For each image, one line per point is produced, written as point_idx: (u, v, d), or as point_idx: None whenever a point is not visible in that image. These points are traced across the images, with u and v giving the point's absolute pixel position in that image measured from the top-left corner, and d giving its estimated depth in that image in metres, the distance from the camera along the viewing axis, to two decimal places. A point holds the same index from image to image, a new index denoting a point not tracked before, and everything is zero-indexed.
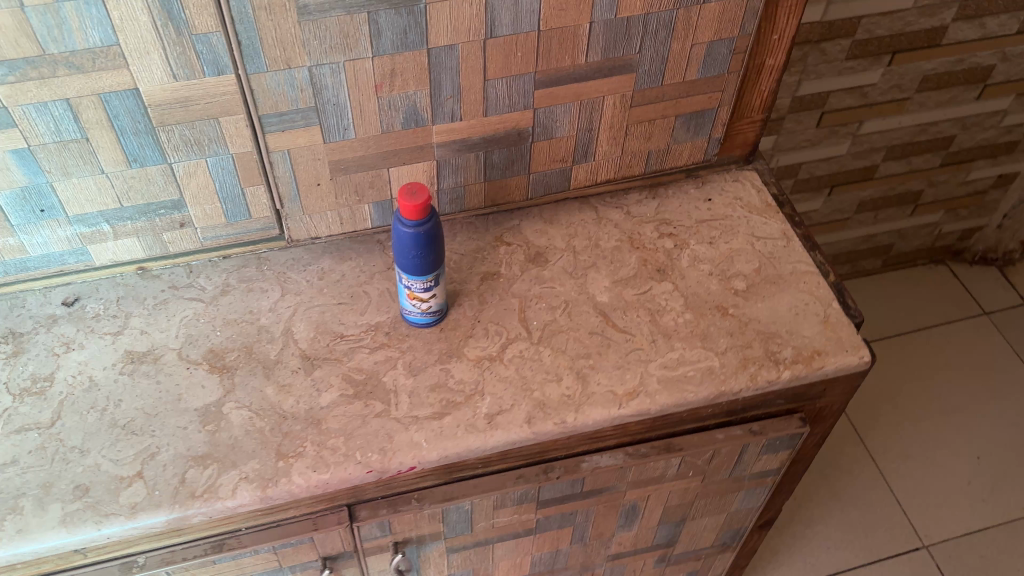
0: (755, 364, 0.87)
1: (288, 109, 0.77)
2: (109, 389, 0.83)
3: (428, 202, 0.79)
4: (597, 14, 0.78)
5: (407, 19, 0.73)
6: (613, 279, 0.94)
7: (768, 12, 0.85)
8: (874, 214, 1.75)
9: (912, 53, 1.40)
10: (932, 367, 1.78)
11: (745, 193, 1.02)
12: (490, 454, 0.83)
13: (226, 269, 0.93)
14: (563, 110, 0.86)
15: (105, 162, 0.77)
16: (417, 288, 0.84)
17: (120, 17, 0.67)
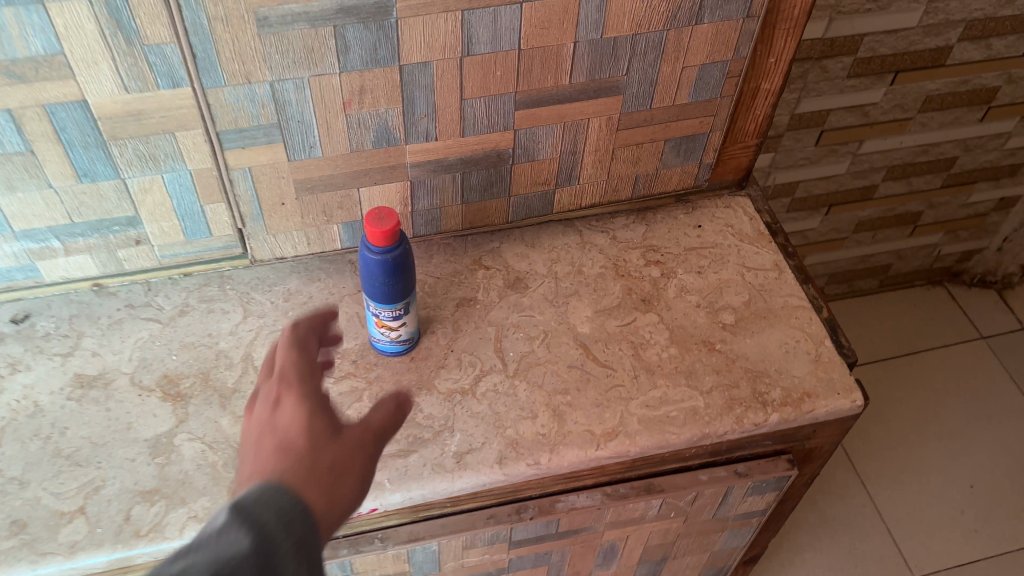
0: (742, 405, 0.82)
1: (249, 125, 0.72)
2: (55, 415, 0.78)
3: (396, 228, 0.74)
4: (582, 33, 0.73)
5: (377, 35, 0.68)
6: (595, 309, 0.89)
7: (765, 34, 0.81)
8: (873, 234, 1.70)
9: (915, 73, 1.35)
10: (926, 391, 1.73)
11: (737, 219, 0.98)
12: (458, 495, 0.78)
13: (186, 288, 0.88)
14: (545, 131, 0.82)
15: (53, 176, 0.72)
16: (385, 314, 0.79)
17: (64, 25, 0.62)
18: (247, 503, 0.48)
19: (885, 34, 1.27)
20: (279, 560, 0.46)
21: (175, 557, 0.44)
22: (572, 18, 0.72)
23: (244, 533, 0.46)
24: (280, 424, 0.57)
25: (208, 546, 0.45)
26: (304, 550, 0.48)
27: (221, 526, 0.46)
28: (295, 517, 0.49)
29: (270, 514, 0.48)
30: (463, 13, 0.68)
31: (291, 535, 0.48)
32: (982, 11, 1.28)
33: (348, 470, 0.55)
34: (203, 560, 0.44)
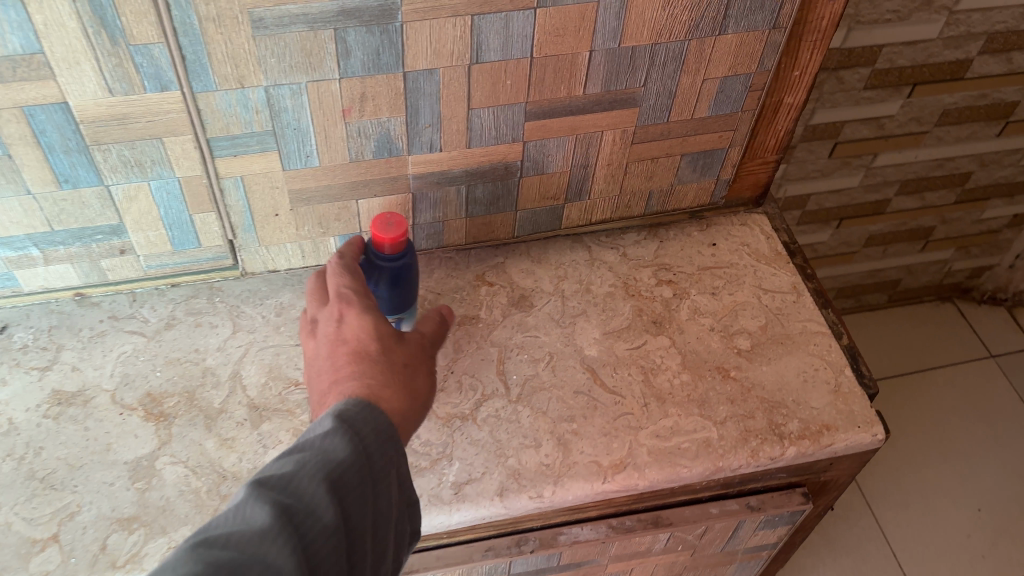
0: (757, 438, 0.77)
1: (241, 133, 0.67)
2: (30, 434, 0.74)
3: (404, 236, 0.71)
4: (599, 41, 0.69)
5: (380, 39, 0.63)
6: (604, 331, 0.85)
7: (790, 45, 0.76)
8: (883, 248, 1.57)
9: (934, 85, 1.24)
10: (933, 412, 1.60)
11: (753, 238, 0.94)
12: (455, 528, 0.74)
13: (173, 300, 0.83)
14: (556, 144, 0.77)
15: (31, 182, 0.68)
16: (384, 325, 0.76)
17: (44, 22, 0.57)
18: (347, 415, 0.55)
19: (904, 45, 1.15)
20: (374, 466, 0.54)
21: (290, 459, 0.51)
22: (589, 25, 0.67)
23: (346, 442, 0.53)
24: (349, 335, 0.63)
25: (316, 450, 0.52)
26: (393, 454, 0.56)
27: (325, 431, 0.54)
28: (385, 427, 0.57)
29: (364, 425, 0.55)
30: (473, 17, 0.64)
31: (385, 446, 0.56)
32: (1006, 23, 1.17)
33: (417, 372, 0.64)
34: (315, 463, 0.51)
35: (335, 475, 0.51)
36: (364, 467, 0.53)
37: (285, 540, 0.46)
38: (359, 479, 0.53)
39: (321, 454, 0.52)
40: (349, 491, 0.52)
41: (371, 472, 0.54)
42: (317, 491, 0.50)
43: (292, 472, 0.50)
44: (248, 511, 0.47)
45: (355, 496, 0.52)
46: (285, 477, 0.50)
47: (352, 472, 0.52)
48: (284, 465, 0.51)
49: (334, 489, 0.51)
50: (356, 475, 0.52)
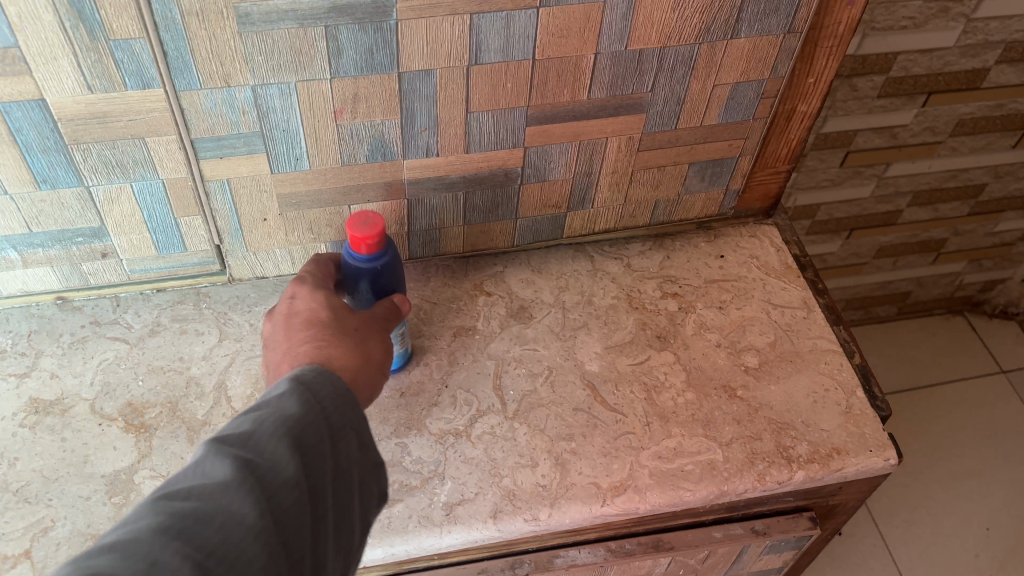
0: (765, 461, 0.74)
1: (227, 134, 0.64)
2: (4, 445, 0.71)
3: (378, 237, 0.66)
4: (605, 44, 0.65)
5: (374, 38, 0.60)
6: (605, 345, 0.81)
7: (805, 51, 0.72)
8: (894, 260, 1.52)
9: (950, 94, 1.20)
10: (943, 429, 1.56)
11: (762, 250, 0.90)
12: (447, 551, 0.70)
13: (159, 305, 0.80)
14: (558, 150, 0.74)
15: (8, 182, 0.65)
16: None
17: (18, 14, 0.54)
18: (304, 377, 0.54)
19: (919, 52, 1.11)
20: (337, 422, 0.53)
21: (248, 418, 0.50)
22: (594, 27, 0.64)
23: (302, 399, 0.52)
24: (301, 308, 0.64)
25: (275, 407, 0.51)
26: (356, 410, 0.55)
27: (285, 389, 0.53)
28: (345, 388, 0.55)
29: (325, 382, 0.54)
30: (472, 17, 0.61)
31: (346, 399, 0.55)
32: None
33: (371, 341, 0.64)
34: (273, 420, 0.50)
35: (295, 431, 0.50)
36: (325, 422, 0.52)
37: (243, 492, 0.46)
38: (320, 433, 0.51)
39: (278, 411, 0.51)
40: (312, 446, 0.50)
41: (335, 427, 0.53)
42: (276, 446, 0.49)
43: (250, 430, 0.49)
44: (204, 466, 0.46)
45: (319, 449, 0.51)
46: (242, 435, 0.49)
47: (310, 424, 0.51)
48: (242, 424, 0.50)
49: (294, 444, 0.50)
50: (317, 430, 0.51)
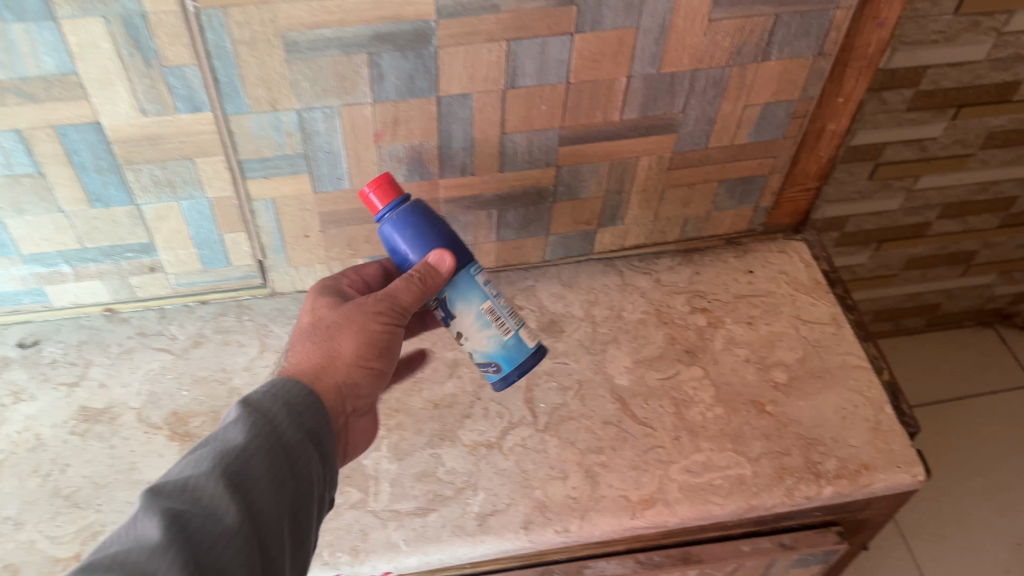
0: (793, 476, 0.75)
1: (273, 155, 0.67)
2: (56, 451, 0.74)
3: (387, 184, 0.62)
4: (637, 67, 0.67)
5: (414, 64, 0.62)
6: (635, 359, 0.83)
7: (835, 71, 0.73)
8: (923, 272, 1.52)
9: (979, 108, 1.20)
10: (973, 442, 1.55)
11: (791, 266, 0.91)
12: (479, 560, 0.72)
13: (202, 317, 0.83)
14: (590, 169, 0.76)
15: (63, 201, 0.68)
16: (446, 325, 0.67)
17: (78, 43, 0.57)
18: (254, 402, 0.54)
19: (950, 66, 1.12)
20: (287, 447, 0.53)
21: (189, 462, 0.50)
22: (627, 51, 0.66)
23: (247, 427, 0.52)
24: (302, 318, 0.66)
25: (217, 445, 0.51)
26: (309, 433, 0.55)
27: (228, 425, 0.53)
28: (301, 402, 0.56)
29: (273, 408, 0.55)
30: (509, 43, 0.62)
31: (296, 421, 0.55)
32: None
33: (344, 333, 0.62)
34: (214, 459, 0.50)
35: (239, 466, 0.50)
36: (274, 451, 0.52)
37: (179, 545, 0.44)
38: (268, 464, 0.51)
39: (221, 448, 0.51)
40: (258, 480, 0.50)
41: (286, 453, 0.53)
42: (218, 486, 0.48)
43: (189, 474, 0.49)
44: (140, 525, 0.45)
45: (266, 478, 0.51)
46: (182, 481, 0.48)
47: (255, 454, 0.51)
48: (183, 469, 0.49)
49: (237, 481, 0.49)
50: (263, 461, 0.51)
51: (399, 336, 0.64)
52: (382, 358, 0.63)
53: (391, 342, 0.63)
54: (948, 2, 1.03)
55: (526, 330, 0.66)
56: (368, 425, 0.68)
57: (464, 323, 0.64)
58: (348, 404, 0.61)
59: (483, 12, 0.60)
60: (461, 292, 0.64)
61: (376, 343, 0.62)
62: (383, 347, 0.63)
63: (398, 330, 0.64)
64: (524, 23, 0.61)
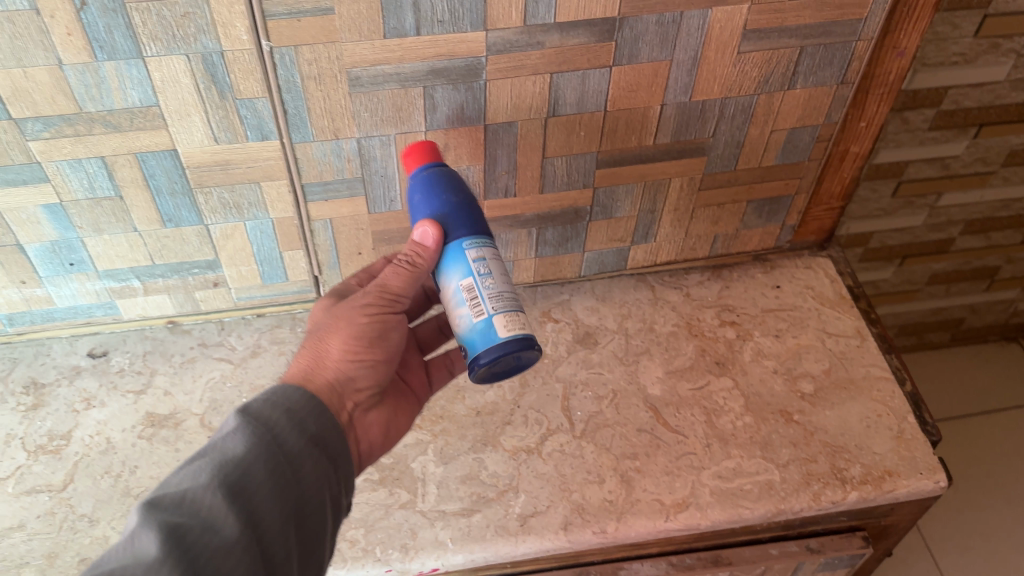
0: (820, 481, 0.78)
1: (333, 179, 0.72)
2: (126, 453, 0.79)
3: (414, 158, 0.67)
4: (670, 96, 0.72)
5: (465, 95, 0.67)
6: (666, 370, 0.87)
7: (858, 97, 0.78)
8: (947, 287, 1.55)
9: (1000, 127, 1.23)
10: (998, 456, 1.57)
11: (817, 281, 0.95)
12: (522, 559, 0.76)
13: (258, 329, 0.88)
14: (625, 190, 0.80)
15: (138, 221, 0.74)
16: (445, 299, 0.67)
17: (161, 78, 0.63)
18: (253, 409, 0.56)
19: (970, 87, 1.15)
20: (288, 454, 0.55)
21: (188, 474, 0.52)
22: (661, 82, 0.70)
23: (247, 436, 0.54)
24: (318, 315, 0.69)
25: (215, 456, 0.53)
26: (312, 438, 0.57)
27: (227, 434, 0.55)
28: (300, 407, 0.58)
29: (273, 416, 0.57)
30: (553, 76, 0.68)
31: (296, 426, 0.57)
32: None
33: (333, 329, 0.64)
34: (212, 470, 0.52)
35: (238, 477, 0.52)
36: (274, 458, 0.54)
37: (174, 558, 0.46)
38: (267, 472, 0.53)
39: (219, 459, 0.53)
40: (257, 489, 0.52)
41: (287, 460, 0.55)
42: (215, 498, 0.50)
43: (188, 487, 0.51)
44: (136, 542, 0.47)
45: (265, 487, 0.53)
46: (180, 494, 0.50)
47: (255, 463, 0.53)
48: (182, 481, 0.51)
49: (237, 491, 0.51)
50: (262, 470, 0.53)
51: (391, 325, 0.65)
52: (374, 348, 0.65)
53: (382, 332, 0.65)
54: (967, 27, 1.07)
55: (506, 318, 0.61)
56: (380, 420, 0.68)
57: (446, 296, 0.64)
58: (342, 398, 0.63)
59: (529, 48, 0.65)
60: (448, 262, 0.64)
61: (365, 334, 0.63)
62: (373, 338, 0.64)
63: (390, 320, 0.65)
64: (567, 58, 0.66)
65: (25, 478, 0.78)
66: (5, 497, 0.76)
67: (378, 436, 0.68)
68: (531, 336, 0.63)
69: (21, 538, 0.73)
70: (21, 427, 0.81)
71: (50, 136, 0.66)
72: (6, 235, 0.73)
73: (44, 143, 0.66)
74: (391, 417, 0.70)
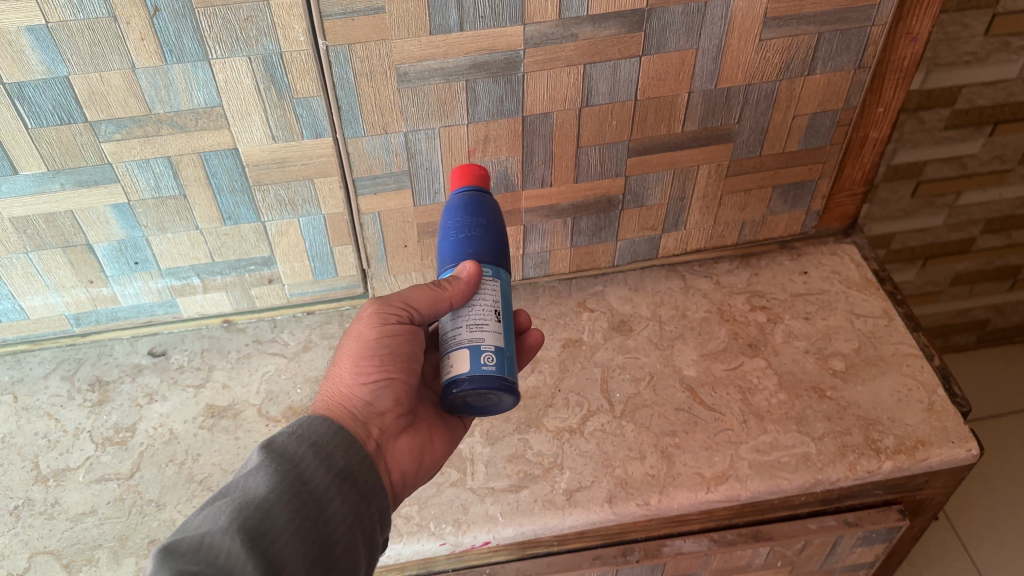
0: (855, 452, 0.81)
1: (382, 172, 0.77)
2: (189, 442, 0.83)
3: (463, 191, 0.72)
4: (697, 84, 0.76)
5: (504, 88, 0.72)
6: (701, 353, 0.90)
7: (874, 83, 0.81)
8: (970, 287, 1.55)
9: (1016, 123, 1.25)
10: None
11: (842, 267, 0.98)
12: (568, 533, 0.79)
13: (309, 325, 0.92)
14: (655, 178, 0.84)
15: (200, 219, 0.79)
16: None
17: (225, 79, 0.68)
18: (275, 449, 0.58)
19: (983, 85, 1.18)
20: (312, 492, 0.57)
21: (208, 516, 0.53)
22: (688, 70, 0.75)
23: (270, 476, 0.56)
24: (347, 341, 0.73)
25: (238, 496, 0.55)
26: (337, 474, 0.59)
27: (251, 474, 0.56)
28: (324, 442, 0.60)
29: (296, 454, 0.58)
30: (585, 67, 0.72)
31: (317, 465, 0.58)
32: None
33: (349, 355, 0.67)
34: (233, 512, 0.53)
35: (259, 518, 0.54)
36: (297, 499, 0.56)
37: None
38: (290, 511, 0.55)
39: (242, 500, 0.54)
40: (279, 529, 0.54)
41: (311, 501, 0.56)
42: (233, 540, 0.51)
43: (208, 529, 0.52)
44: None
45: (285, 531, 0.54)
46: (199, 537, 0.52)
47: (276, 505, 0.55)
48: (202, 524, 0.53)
49: (258, 534, 0.53)
50: (284, 510, 0.55)
51: (400, 337, 0.67)
52: (384, 363, 0.66)
53: (390, 344, 0.67)
54: (978, 25, 1.11)
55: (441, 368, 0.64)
56: (411, 447, 0.69)
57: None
58: (355, 416, 0.65)
59: (564, 41, 0.70)
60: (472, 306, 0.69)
61: (371, 349, 0.66)
62: (381, 351, 0.66)
63: (399, 332, 0.67)
64: (599, 49, 0.71)
65: (94, 467, 0.81)
66: (76, 485, 0.80)
67: (409, 463, 0.68)
68: (454, 378, 0.61)
69: (94, 522, 0.77)
70: (88, 421, 0.85)
71: (121, 137, 0.71)
72: (77, 234, 0.78)
73: (115, 144, 0.71)
74: (424, 442, 0.70)
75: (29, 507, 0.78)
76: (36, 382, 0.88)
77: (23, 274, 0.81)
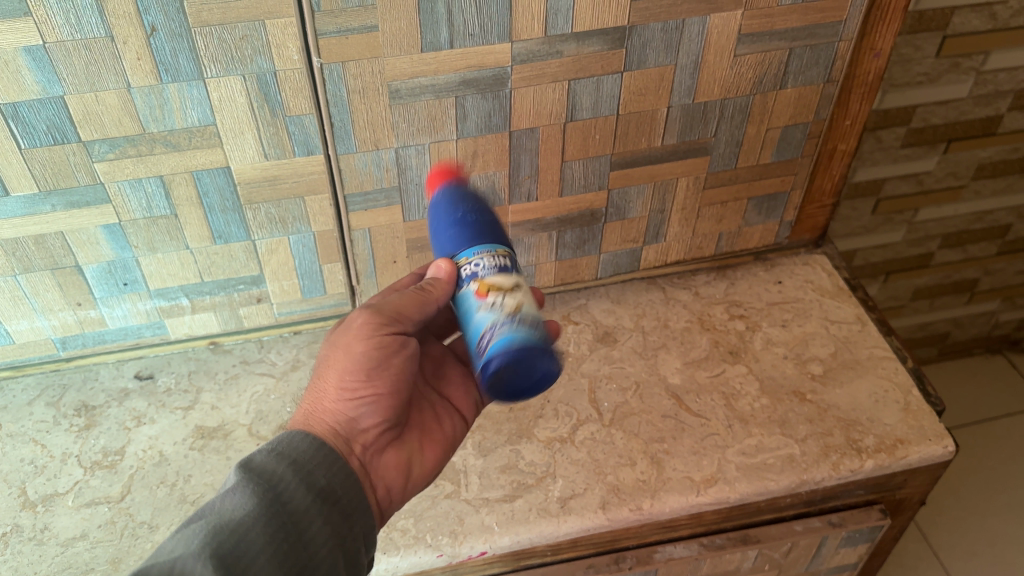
0: (837, 452, 0.83)
1: (373, 188, 0.78)
2: (179, 464, 0.82)
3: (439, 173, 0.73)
4: (675, 99, 0.80)
5: (492, 104, 0.75)
6: (684, 361, 0.92)
7: (841, 97, 0.85)
8: (931, 302, 1.59)
9: (970, 141, 1.30)
10: (1011, 457, 1.58)
11: (815, 275, 1.02)
12: (562, 541, 0.80)
13: (297, 345, 0.93)
14: (636, 191, 0.87)
15: (190, 238, 0.79)
16: (486, 275, 0.64)
17: (219, 98, 0.69)
18: (253, 472, 0.57)
19: (937, 104, 1.23)
20: (291, 514, 0.55)
21: (181, 541, 0.51)
22: (667, 86, 0.78)
23: (245, 499, 0.54)
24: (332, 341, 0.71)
25: (213, 519, 0.53)
26: (318, 495, 0.58)
27: (228, 495, 0.55)
28: (305, 460, 0.59)
29: (275, 475, 0.57)
30: (570, 83, 0.75)
31: (297, 486, 0.57)
32: None
33: (334, 371, 0.65)
34: (208, 536, 0.51)
35: (236, 542, 0.52)
36: (275, 520, 0.54)
37: None
38: (268, 534, 0.53)
39: (216, 523, 0.52)
40: (257, 552, 0.52)
41: (289, 524, 0.55)
42: (208, 564, 0.49)
43: (180, 554, 0.50)
44: None
45: (260, 554, 0.52)
46: (169, 562, 0.49)
47: (252, 527, 0.53)
48: (174, 548, 0.50)
49: (232, 560, 0.51)
50: (262, 533, 0.53)
51: (389, 351, 0.65)
52: (374, 380, 0.65)
53: (380, 360, 0.65)
54: (930, 47, 1.15)
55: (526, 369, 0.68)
56: (397, 462, 0.68)
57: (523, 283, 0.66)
58: (339, 433, 0.64)
59: (549, 57, 0.73)
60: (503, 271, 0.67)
61: (358, 365, 0.64)
62: (369, 368, 0.65)
63: (386, 345, 0.65)
64: (583, 65, 0.74)
65: (84, 492, 0.80)
66: (66, 510, 0.78)
67: (395, 479, 0.68)
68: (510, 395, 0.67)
69: (85, 546, 0.75)
70: (75, 446, 0.83)
71: (114, 157, 0.71)
72: (67, 256, 0.78)
73: (108, 163, 0.72)
74: (410, 456, 0.70)
75: (17, 533, 0.76)
76: (21, 409, 0.87)
77: (10, 297, 0.80)
